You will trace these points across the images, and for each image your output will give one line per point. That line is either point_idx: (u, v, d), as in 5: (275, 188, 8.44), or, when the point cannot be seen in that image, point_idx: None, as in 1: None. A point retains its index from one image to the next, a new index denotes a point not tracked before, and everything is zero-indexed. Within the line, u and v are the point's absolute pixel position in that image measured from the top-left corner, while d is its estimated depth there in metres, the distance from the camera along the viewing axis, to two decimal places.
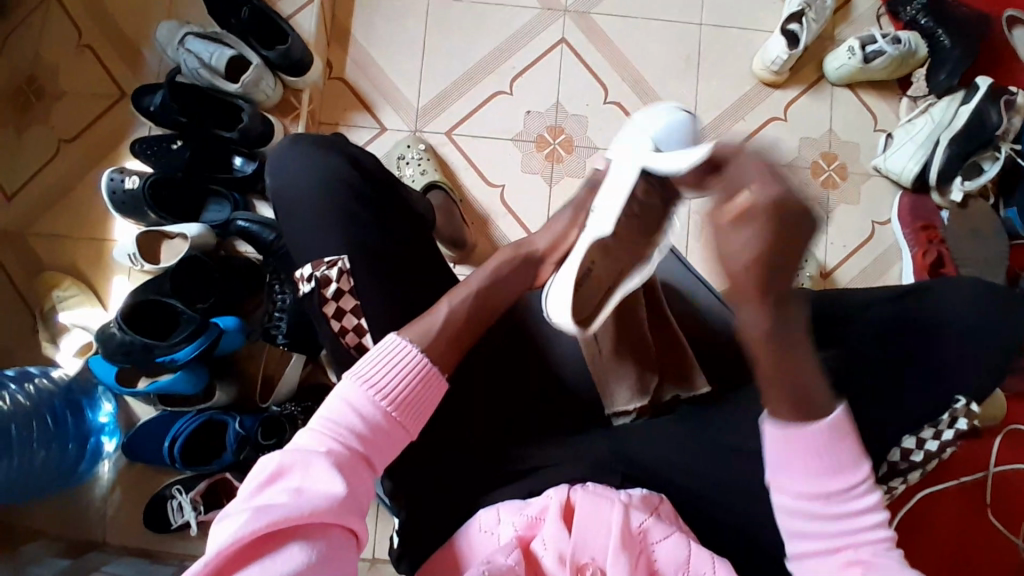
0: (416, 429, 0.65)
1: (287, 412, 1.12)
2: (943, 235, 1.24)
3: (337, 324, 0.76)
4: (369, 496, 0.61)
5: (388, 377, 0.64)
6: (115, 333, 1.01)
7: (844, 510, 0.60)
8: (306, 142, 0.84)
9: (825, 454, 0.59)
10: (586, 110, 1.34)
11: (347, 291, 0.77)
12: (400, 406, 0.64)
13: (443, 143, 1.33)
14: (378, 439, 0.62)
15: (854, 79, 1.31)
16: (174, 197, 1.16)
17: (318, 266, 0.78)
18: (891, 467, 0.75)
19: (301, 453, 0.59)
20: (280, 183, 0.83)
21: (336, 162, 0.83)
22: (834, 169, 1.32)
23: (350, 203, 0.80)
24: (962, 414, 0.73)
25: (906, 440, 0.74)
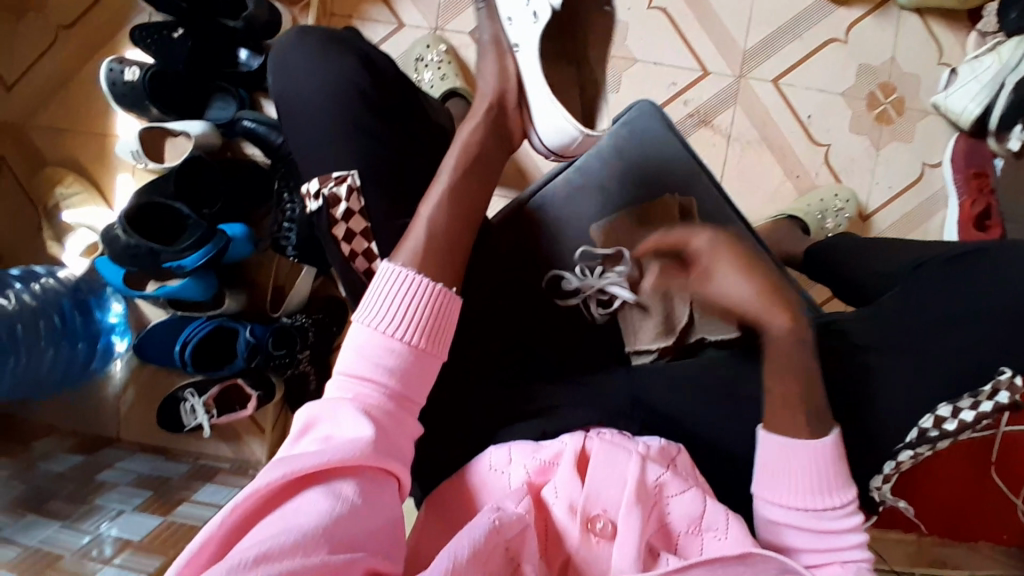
0: (441, 359, 0.62)
1: (298, 325, 1.12)
2: (994, 185, 1.15)
3: (346, 247, 0.71)
4: (405, 439, 0.59)
5: (405, 306, 0.61)
6: (121, 235, 0.97)
7: (830, 521, 0.63)
8: (313, 39, 0.76)
9: (818, 471, 0.63)
10: (626, 17, 1.21)
11: (357, 211, 0.71)
12: (422, 337, 0.60)
13: (467, 46, 1.22)
14: (407, 374, 0.60)
15: (923, 4, 1.17)
16: (174, 91, 1.08)
17: (327, 181, 0.72)
18: (921, 433, 0.70)
19: (332, 402, 0.57)
20: (287, 88, 0.76)
21: (350, 66, 0.75)
22: (891, 102, 1.21)
23: (361, 113, 0.74)
24: (1005, 386, 0.69)
25: (942, 406, 0.70)
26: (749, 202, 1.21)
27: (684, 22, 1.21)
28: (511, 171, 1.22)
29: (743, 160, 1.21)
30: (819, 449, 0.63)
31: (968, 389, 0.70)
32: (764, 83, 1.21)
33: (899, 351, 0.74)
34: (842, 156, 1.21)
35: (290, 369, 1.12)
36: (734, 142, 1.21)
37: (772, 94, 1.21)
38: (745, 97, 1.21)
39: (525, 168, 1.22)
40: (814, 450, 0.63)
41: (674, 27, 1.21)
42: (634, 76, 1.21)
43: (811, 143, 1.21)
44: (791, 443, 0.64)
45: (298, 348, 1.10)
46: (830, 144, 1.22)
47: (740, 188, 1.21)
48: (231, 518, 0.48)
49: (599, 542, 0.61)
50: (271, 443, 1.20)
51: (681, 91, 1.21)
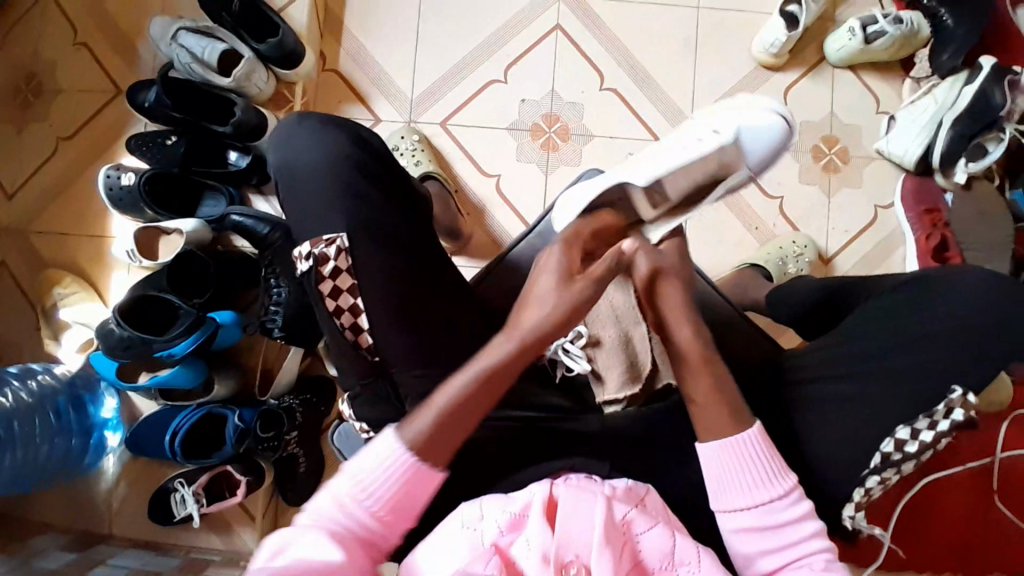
0: (420, 511, 0.67)
1: (285, 406, 1.15)
2: (947, 218, 1.22)
3: (332, 303, 0.77)
4: (373, 575, 0.62)
5: (389, 463, 0.65)
6: (115, 328, 1.02)
7: (781, 513, 0.67)
8: (314, 120, 0.83)
9: (757, 466, 0.68)
10: (583, 97, 1.32)
11: (345, 269, 0.77)
12: (405, 490, 0.65)
13: (438, 135, 1.32)
14: (387, 519, 0.65)
15: (853, 60, 1.28)
16: (172, 190, 1.16)
17: (317, 244, 0.77)
18: (884, 457, 0.74)
19: (309, 525, 0.62)
20: (286, 160, 0.81)
21: (344, 141, 0.81)
22: (836, 153, 1.30)
23: (356, 181, 0.80)
24: (957, 404, 0.73)
25: (901, 428, 0.74)
26: (714, 255, 1.27)
27: (635, 98, 1.32)
28: (485, 244, 1.29)
29: (705, 216, 1.28)
30: (746, 447, 0.68)
31: (925, 410, 0.74)
32: None
33: (855, 380, 0.77)
34: (797, 206, 1.29)
35: (278, 451, 1.15)
36: None
37: None
38: None
39: (499, 239, 1.29)
40: (743, 449, 0.68)
41: (627, 102, 1.32)
42: (594, 147, 1.31)
43: (765, 196, 1.29)
44: (721, 450, 0.69)
45: (284, 430, 1.14)
46: (783, 196, 1.29)
47: (704, 243, 1.27)
48: None
49: None
50: (263, 531, 1.20)
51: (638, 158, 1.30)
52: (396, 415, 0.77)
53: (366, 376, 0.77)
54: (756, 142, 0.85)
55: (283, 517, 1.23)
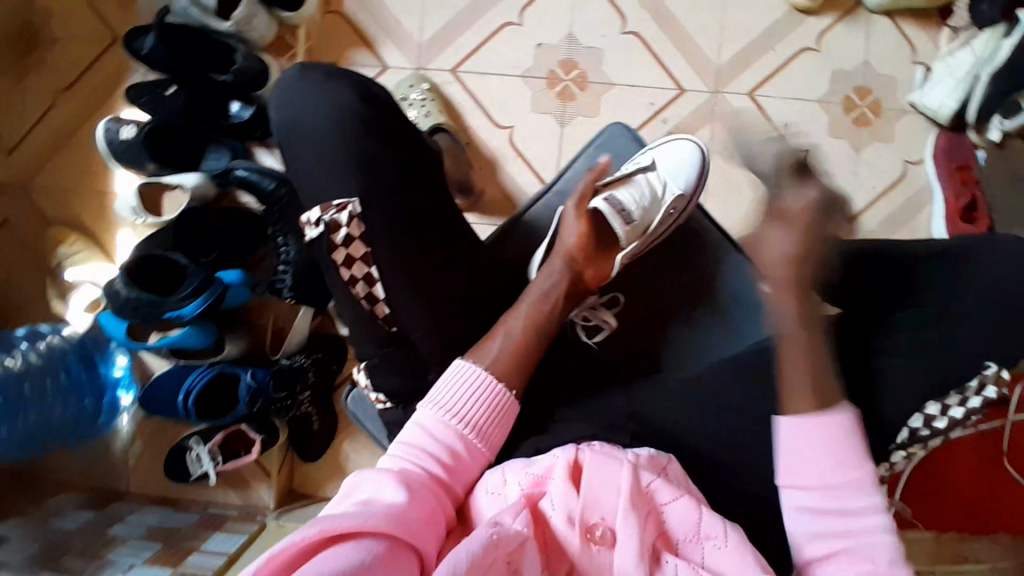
0: (486, 453, 0.70)
1: (298, 365, 1.14)
2: (977, 176, 1.16)
3: (346, 273, 0.73)
4: (439, 517, 0.63)
5: (462, 401, 0.71)
6: (121, 290, 0.99)
7: (847, 503, 0.65)
8: (323, 76, 0.78)
9: (835, 452, 0.66)
10: (603, 42, 1.25)
11: (357, 236, 0.73)
12: (472, 426, 0.70)
13: (449, 83, 1.25)
14: (454, 457, 0.68)
15: (891, 6, 1.19)
16: (171, 144, 1.11)
17: (327, 210, 0.74)
18: (913, 432, 0.72)
19: (378, 471, 0.65)
20: (291, 118, 0.77)
21: (354, 98, 0.77)
22: (868, 105, 1.23)
23: (371, 140, 0.75)
24: (990, 380, 0.71)
25: (930, 405, 0.72)
26: (734, 212, 1.23)
27: (658, 44, 1.24)
28: (498, 200, 1.24)
29: (726, 172, 1.24)
30: (832, 429, 0.67)
31: (957, 385, 0.72)
32: (740, 96, 1.24)
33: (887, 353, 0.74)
34: (824, 162, 1.24)
35: (291, 410, 1.17)
36: (716, 155, 1.24)
37: (750, 106, 1.24)
38: (724, 111, 1.24)
39: (513, 194, 1.25)
40: (818, 432, 0.67)
41: (649, 49, 1.24)
42: (614, 98, 1.24)
43: (792, 150, 1.24)
44: (799, 425, 0.68)
45: (298, 390, 1.14)
46: (809, 151, 1.24)
47: (726, 200, 1.23)
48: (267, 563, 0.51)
49: (600, 551, 0.62)
50: (280, 485, 1.20)
51: (660, 110, 1.24)
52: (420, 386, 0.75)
53: (387, 347, 0.75)
54: (684, 174, 0.96)
55: (299, 473, 1.24)
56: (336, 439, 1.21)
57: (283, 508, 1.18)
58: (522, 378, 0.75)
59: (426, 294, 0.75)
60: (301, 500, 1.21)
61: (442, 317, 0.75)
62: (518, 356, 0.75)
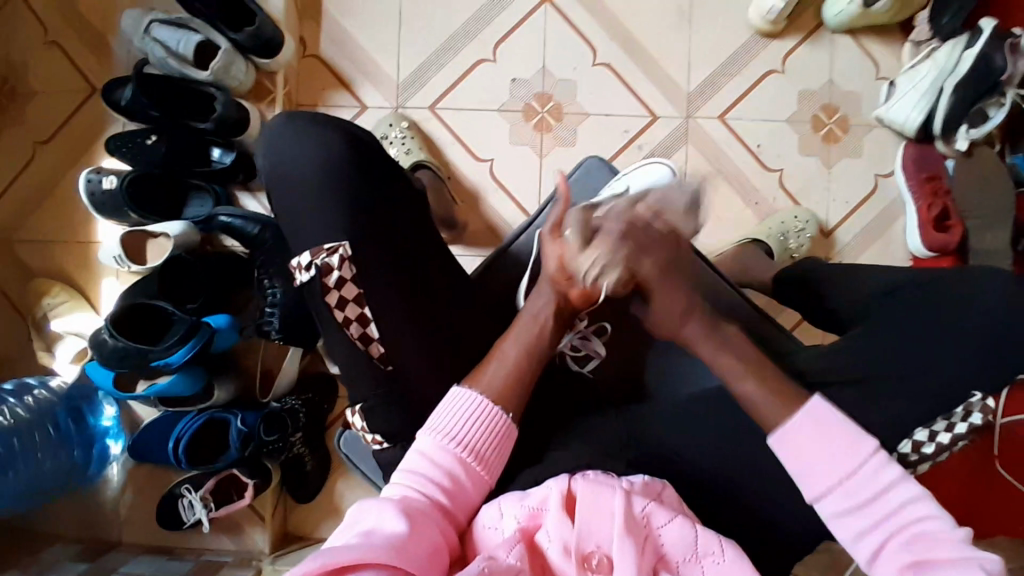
0: (487, 479, 0.71)
1: (288, 408, 1.14)
2: (948, 185, 1.20)
3: (340, 314, 0.73)
4: (442, 545, 0.63)
5: (462, 427, 0.71)
6: (107, 338, 1.00)
7: (869, 479, 0.60)
8: (303, 120, 0.78)
9: (829, 446, 0.62)
10: (575, 74, 1.28)
11: (350, 279, 0.74)
12: (472, 452, 0.70)
13: (427, 119, 1.28)
14: (455, 484, 0.68)
15: (852, 25, 1.23)
16: (150, 194, 1.12)
17: (318, 253, 0.74)
18: (902, 458, 0.72)
19: (380, 500, 0.64)
20: (272, 167, 0.78)
21: (333, 142, 0.76)
22: (835, 122, 1.27)
23: (349, 183, 0.76)
24: (977, 408, 0.71)
25: (919, 431, 0.71)
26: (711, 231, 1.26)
27: (629, 73, 1.28)
28: (482, 231, 1.27)
29: None
30: (813, 418, 0.63)
31: (943, 411, 0.72)
32: (712, 119, 1.27)
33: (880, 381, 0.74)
34: (797, 178, 1.26)
35: (284, 452, 1.15)
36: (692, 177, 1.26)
37: (722, 128, 1.27)
38: (697, 134, 1.27)
39: (496, 225, 1.27)
40: (806, 424, 0.63)
41: (621, 79, 1.28)
42: (589, 127, 1.27)
43: (765, 169, 1.27)
44: (794, 424, 0.64)
45: (289, 430, 1.13)
46: (782, 168, 1.27)
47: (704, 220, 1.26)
48: None
49: None
50: (274, 527, 1.19)
51: (634, 137, 1.27)
52: (409, 424, 0.76)
53: (379, 388, 0.75)
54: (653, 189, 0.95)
55: (293, 515, 1.23)
56: (329, 478, 1.21)
57: (278, 552, 1.16)
58: (521, 402, 0.75)
59: (413, 331, 0.75)
60: (295, 543, 1.20)
61: (428, 353, 0.76)
62: (517, 379, 0.75)
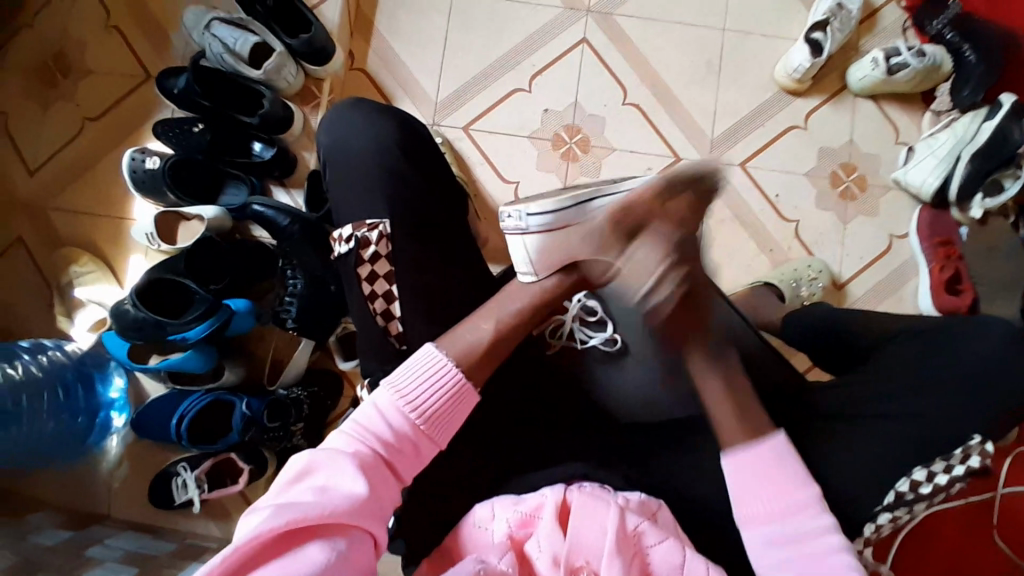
0: (442, 440, 0.71)
1: (294, 397, 1.14)
2: (961, 251, 1.22)
3: (368, 288, 0.77)
4: (390, 499, 0.66)
5: (420, 390, 0.70)
6: (129, 309, 1.03)
7: (801, 527, 0.65)
8: (365, 107, 0.85)
9: (771, 483, 0.67)
10: (605, 110, 1.34)
11: (384, 255, 0.78)
12: (427, 418, 0.69)
13: (460, 138, 1.34)
14: (405, 445, 0.68)
15: (875, 90, 1.29)
16: (189, 176, 1.18)
17: (359, 227, 0.78)
18: (899, 496, 0.72)
19: (331, 453, 0.65)
20: (331, 144, 0.84)
21: (389, 128, 0.83)
22: (853, 180, 1.31)
23: (400, 166, 0.81)
24: (976, 451, 0.72)
25: (918, 469, 0.72)
26: (725, 272, 1.28)
27: (657, 114, 1.34)
28: (501, 249, 1.30)
29: (719, 235, 1.29)
30: (768, 456, 0.68)
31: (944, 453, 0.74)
32: (733, 165, 1.32)
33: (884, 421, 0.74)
34: (812, 230, 1.30)
35: (283, 442, 1.14)
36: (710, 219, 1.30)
37: (743, 175, 1.32)
38: None
39: None
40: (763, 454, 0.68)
41: (648, 119, 1.33)
42: (614, 160, 1.32)
43: (782, 218, 1.30)
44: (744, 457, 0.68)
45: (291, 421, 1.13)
46: (798, 220, 1.30)
47: (718, 261, 1.28)
48: (226, 562, 0.54)
49: None
50: None
51: (657, 174, 1.32)
52: None
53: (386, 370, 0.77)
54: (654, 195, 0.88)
55: None
56: None
57: None
58: None
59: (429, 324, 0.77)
60: None
61: None
62: None
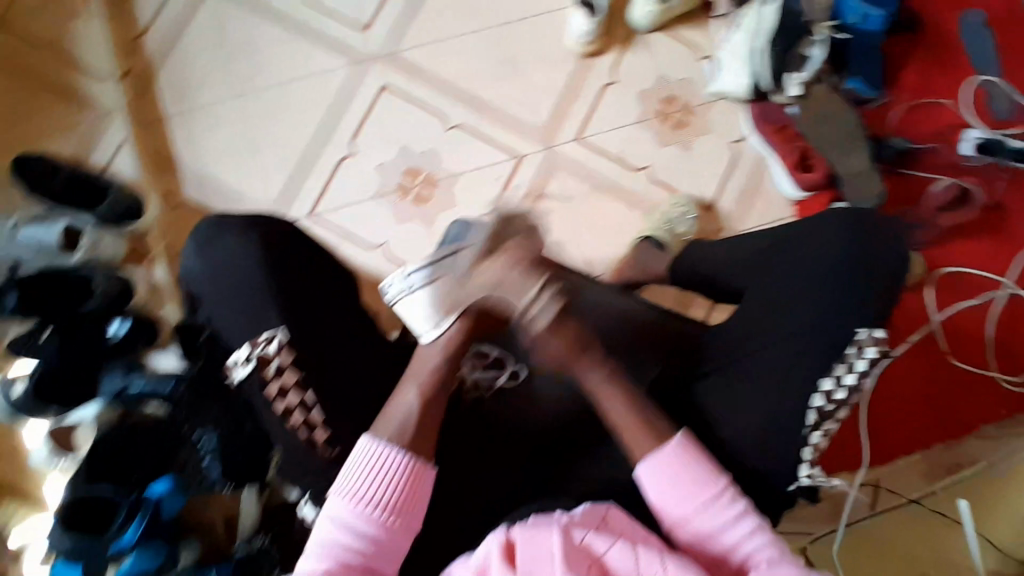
0: (413, 523, 0.74)
1: (260, 548, 1.11)
2: (798, 130, 1.31)
3: (282, 403, 0.77)
4: None
5: (373, 484, 0.72)
6: (59, 544, 1.03)
7: (714, 510, 0.72)
8: (226, 226, 0.82)
9: (684, 474, 0.73)
10: (435, 142, 1.34)
11: (288, 364, 0.77)
12: (391, 508, 0.72)
13: (313, 227, 1.32)
14: (378, 541, 0.71)
15: (660, 22, 1.34)
16: (61, 386, 1.11)
17: (256, 345, 0.77)
18: (820, 412, 0.77)
19: None
20: (216, 273, 0.81)
21: (252, 243, 0.82)
22: (679, 110, 1.36)
23: (278, 276, 0.81)
24: (866, 343, 0.78)
25: (824, 381, 0.78)
26: (608, 241, 1.31)
27: (482, 126, 1.35)
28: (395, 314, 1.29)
29: (587, 210, 1.32)
30: (674, 457, 0.74)
31: (839, 357, 0.78)
32: (571, 142, 1.35)
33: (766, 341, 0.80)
34: (665, 169, 1.34)
35: None
36: (573, 199, 1.33)
37: (582, 148, 1.35)
38: (562, 161, 1.34)
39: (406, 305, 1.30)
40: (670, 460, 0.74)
41: (477, 134, 1.35)
42: (465, 185, 1.33)
43: (633, 171, 1.34)
44: (664, 462, 0.74)
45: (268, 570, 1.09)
46: (648, 165, 1.34)
47: (597, 234, 1.31)
48: None
49: None
50: None
51: (508, 180, 1.33)
52: None
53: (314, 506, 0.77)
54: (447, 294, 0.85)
55: None
56: None
57: None
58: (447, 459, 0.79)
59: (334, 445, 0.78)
60: None
61: None
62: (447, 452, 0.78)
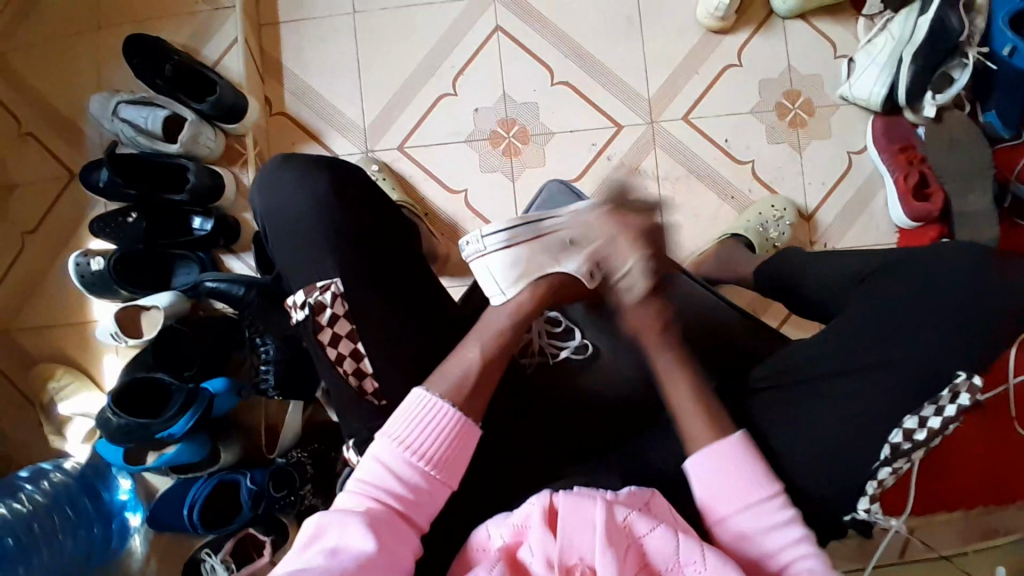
0: (453, 482, 0.71)
1: (293, 462, 1.14)
2: (922, 154, 1.20)
3: (333, 351, 0.77)
4: (407, 552, 0.66)
5: (421, 435, 0.70)
6: (111, 417, 1.01)
7: (768, 518, 0.67)
8: (299, 168, 0.84)
9: (740, 475, 0.69)
10: (536, 96, 1.30)
11: (342, 314, 0.77)
12: (434, 462, 0.69)
13: (398, 159, 1.30)
14: (418, 493, 0.68)
15: (804, 8, 1.24)
16: (138, 270, 1.15)
17: (311, 292, 0.78)
18: (894, 448, 0.71)
19: (341, 514, 0.65)
20: (274, 212, 0.83)
21: (324, 186, 0.82)
22: (800, 107, 1.27)
23: (343, 223, 0.80)
24: (964, 388, 0.70)
25: (907, 419, 0.71)
26: (692, 230, 1.26)
27: (589, 87, 1.29)
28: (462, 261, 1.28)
29: (678, 194, 1.27)
30: (733, 457, 0.70)
31: (929, 397, 0.71)
32: (676, 120, 1.28)
33: (861, 369, 0.74)
34: (770, 167, 1.27)
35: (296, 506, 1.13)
36: (666, 180, 1.27)
37: (687, 129, 1.28)
38: (663, 139, 1.28)
39: None
40: (728, 459, 0.70)
41: (581, 95, 1.29)
42: (558, 145, 1.29)
43: (735, 162, 1.27)
44: (718, 459, 0.70)
45: (299, 484, 1.12)
46: (753, 160, 1.27)
47: (682, 221, 1.26)
48: None
49: None
50: None
51: (603, 148, 1.28)
52: None
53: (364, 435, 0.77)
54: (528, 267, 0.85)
55: None
56: None
57: None
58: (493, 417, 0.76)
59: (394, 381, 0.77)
60: None
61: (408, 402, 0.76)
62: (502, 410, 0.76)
